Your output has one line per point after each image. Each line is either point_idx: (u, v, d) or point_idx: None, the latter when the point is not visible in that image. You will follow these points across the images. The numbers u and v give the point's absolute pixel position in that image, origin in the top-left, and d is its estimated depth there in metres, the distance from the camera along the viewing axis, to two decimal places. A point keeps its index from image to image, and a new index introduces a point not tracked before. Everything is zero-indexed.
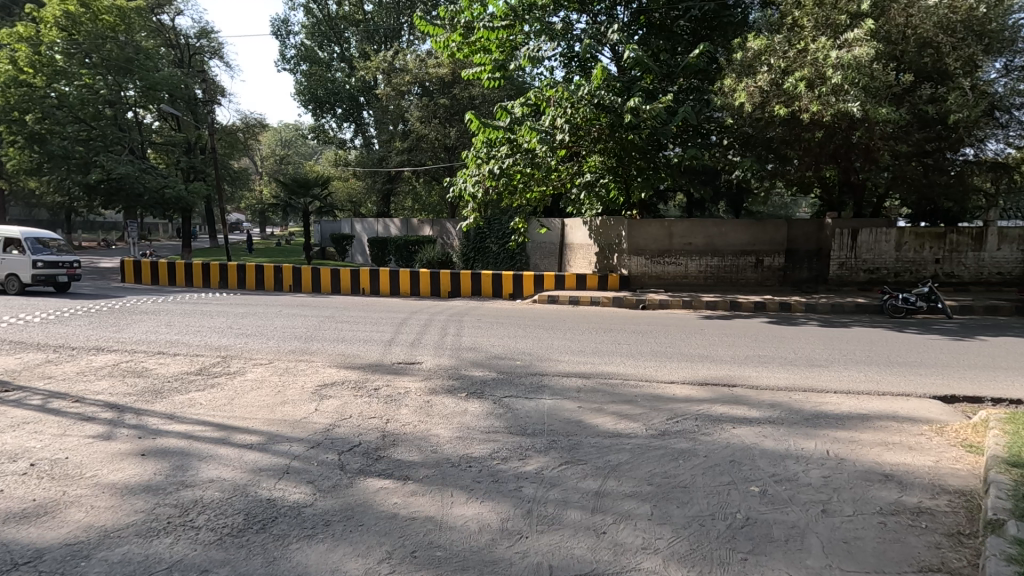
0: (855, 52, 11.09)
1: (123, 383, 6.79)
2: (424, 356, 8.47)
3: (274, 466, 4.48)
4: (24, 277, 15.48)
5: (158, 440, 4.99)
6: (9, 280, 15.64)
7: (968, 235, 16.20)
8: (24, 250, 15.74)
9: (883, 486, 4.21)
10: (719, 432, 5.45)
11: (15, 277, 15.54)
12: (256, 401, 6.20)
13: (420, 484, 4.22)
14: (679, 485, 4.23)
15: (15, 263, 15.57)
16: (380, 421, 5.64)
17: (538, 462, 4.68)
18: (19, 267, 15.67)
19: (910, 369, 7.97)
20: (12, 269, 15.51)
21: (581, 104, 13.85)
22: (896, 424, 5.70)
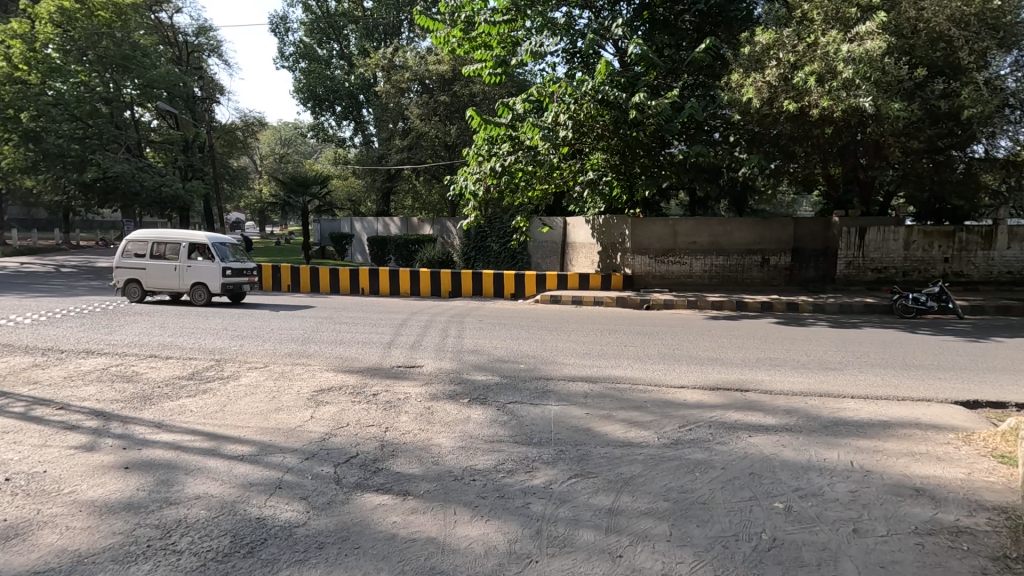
0: (866, 45, 10.83)
1: (111, 389, 6.51)
2: (425, 359, 8.19)
3: (266, 479, 4.21)
4: (211, 286, 13.70)
5: (143, 451, 4.72)
6: (194, 290, 13.86)
7: (978, 233, 15.92)
8: (210, 257, 13.96)
9: (916, 502, 3.96)
10: (736, 442, 5.19)
11: (201, 286, 13.77)
12: (249, 408, 5.93)
13: (422, 501, 3.96)
14: (698, 501, 3.96)
15: (202, 271, 13.77)
16: (379, 430, 5.37)
17: (546, 475, 4.41)
18: (205, 274, 13.88)
19: (928, 372, 7.70)
20: (199, 277, 13.74)
21: (585, 100, 13.58)
22: (920, 432, 5.44)
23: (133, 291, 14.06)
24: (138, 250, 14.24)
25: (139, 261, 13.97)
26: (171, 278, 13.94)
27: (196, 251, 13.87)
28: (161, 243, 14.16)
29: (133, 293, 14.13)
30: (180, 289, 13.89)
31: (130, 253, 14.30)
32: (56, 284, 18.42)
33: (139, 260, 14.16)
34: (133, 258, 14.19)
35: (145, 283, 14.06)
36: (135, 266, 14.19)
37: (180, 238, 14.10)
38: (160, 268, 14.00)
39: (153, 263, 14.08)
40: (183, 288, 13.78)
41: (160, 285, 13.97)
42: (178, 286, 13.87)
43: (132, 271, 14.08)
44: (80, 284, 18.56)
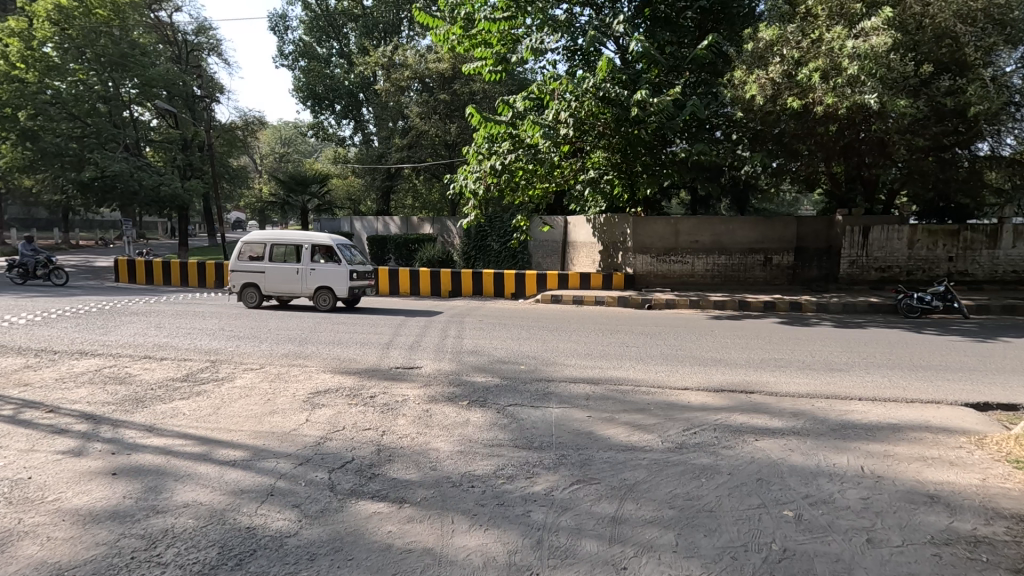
0: (872, 41, 10.68)
1: (104, 391, 6.38)
2: (424, 360, 8.05)
3: (258, 486, 4.08)
4: (337, 290, 12.77)
5: (133, 456, 4.58)
6: (319, 294, 12.92)
7: (983, 232, 15.77)
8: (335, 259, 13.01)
9: (931, 510, 3.83)
10: (742, 446, 5.06)
11: (326, 291, 12.85)
12: (243, 411, 5.79)
13: (418, 509, 3.82)
14: (705, 508, 3.82)
15: (327, 274, 12.82)
16: (375, 434, 5.24)
17: (547, 481, 4.27)
18: (330, 278, 12.94)
19: (937, 373, 7.56)
20: (324, 281, 12.81)
21: (586, 97, 13.41)
22: (931, 436, 5.30)
23: (251, 294, 13.14)
24: (255, 252, 13.28)
25: (258, 264, 13.03)
26: (292, 281, 13.02)
27: (318, 252, 12.90)
28: (279, 245, 13.19)
29: (251, 297, 13.21)
30: (304, 293, 12.95)
31: (246, 255, 13.36)
32: (54, 284, 18.28)
33: (256, 262, 13.21)
34: (250, 261, 13.23)
35: (264, 288, 13.13)
36: (252, 268, 13.25)
37: (300, 239, 13.14)
38: (280, 271, 13.05)
39: (273, 266, 13.14)
40: (308, 293, 12.87)
41: (281, 288, 13.03)
42: (301, 291, 12.93)
43: (250, 275, 13.15)
44: (78, 284, 18.44)
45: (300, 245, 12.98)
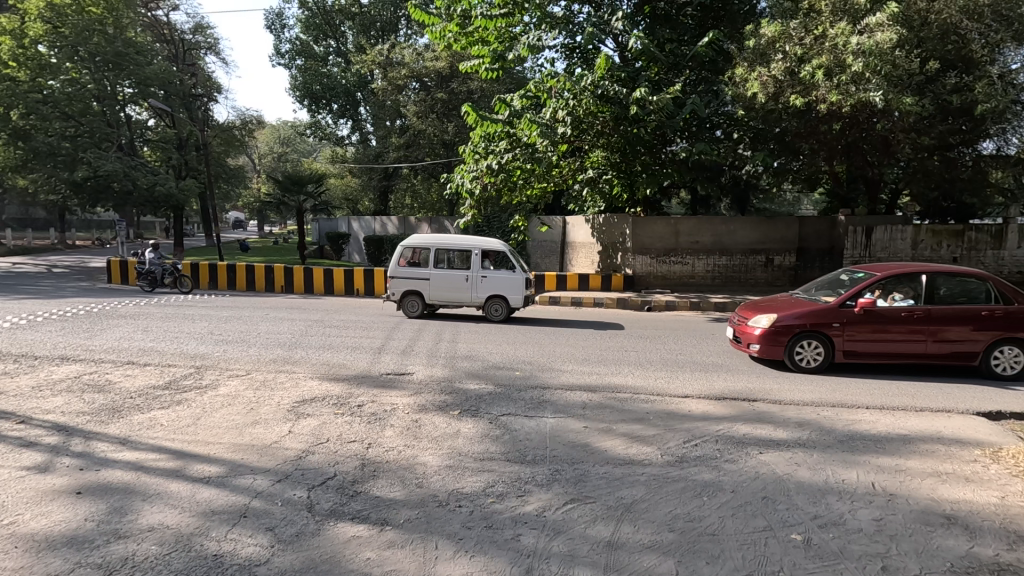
0: (877, 37, 10.44)
1: (80, 400, 6.12)
2: (416, 366, 7.79)
3: (231, 507, 3.83)
4: (511, 300, 11.71)
5: (101, 472, 4.33)
6: (491, 304, 11.84)
7: (988, 232, 15.53)
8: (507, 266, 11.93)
9: (949, 533, 3.58)
10: (745, 459, 4.82)
11: (500, 301, 11.79)
12: (223, 422, 5.54)
13: (401, 532, 3.58)
14: (707, 531, 3.58)
15: (501, 282, 11.76)
16: (360, 446, 5.00)
17: (540, 500, 4.02)
18: (503, 286, 11.87)
19: (946, 379, 7.32)
20: (498, 289, 11.74)
21: (584, 95, 13.14)
22: (943, 448, 5.06)
23: (413, 303, 12.04)
24: (415, 257, 12.16)
25: (422, 270, 11.90)
26: (461, 289, 11.93)
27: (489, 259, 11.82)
28: (445, 250, 12.05)
29: (413, 306, 12.10)
30: (474, 303, 11.86)
31: (405, 261, 12.23)
32: (44, 285, 18.00)
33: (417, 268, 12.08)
34: (410, 267, 12.07)
35: (427, 297, 11.99)
36: (413, 275, 12.12)
37: (468, 244, 12.02)
38: (447, 278, 11.92)
39: (438, 273, 11.98)
40: (479, 302, 11.81)
41: (448, 297, 11.93)
42: (471, 300, 11.86)
43: (413, 282, 12.00)
44: (70, 285, 18.16)
45: (469, 250, 11.85)
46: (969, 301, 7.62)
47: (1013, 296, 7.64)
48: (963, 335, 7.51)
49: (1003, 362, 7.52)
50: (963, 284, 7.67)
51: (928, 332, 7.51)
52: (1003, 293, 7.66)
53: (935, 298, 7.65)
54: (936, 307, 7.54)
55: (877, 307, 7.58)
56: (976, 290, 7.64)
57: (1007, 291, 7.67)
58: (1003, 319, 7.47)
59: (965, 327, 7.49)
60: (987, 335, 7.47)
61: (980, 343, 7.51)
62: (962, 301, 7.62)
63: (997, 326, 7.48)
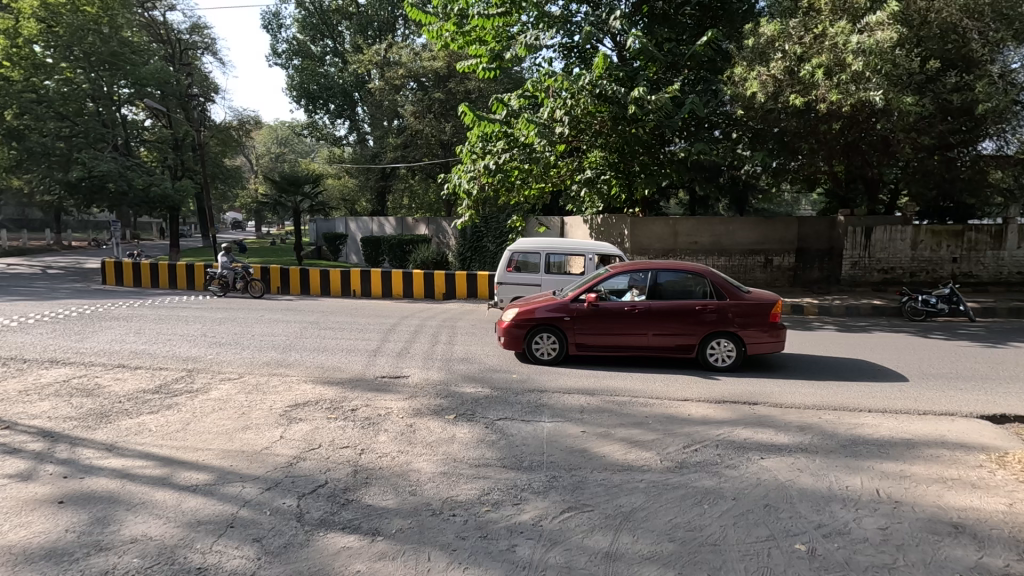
0: (877, 36, 10.35)
1: (68, 405, 6.00)
2: (411, 369, 7.67)
3: (218, 516, 3.72)
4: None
5: (85, 481, 4.21)
6: None
7: (987, 233, 15.45)
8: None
9: (957, 542, 3.48)
10: (746, 465, 4.71)
11: None
12: (214, 427, 5.42)
13: (393, 543, 3.47)
14: (707, 541, 3.48)
15: None
16: (353, 452, 4.88)
17: (536, 509, 3.92)
18: None
19: (948, 382, 7.21)
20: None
21: (582, 95, 13.02)
22: (948, 453, 4.96)
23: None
24: (524, 262, 11.49)
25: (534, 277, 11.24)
26: None
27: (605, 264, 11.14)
28: (557, 254, 11.33)
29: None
30: None
31: (511, 266, 11.54)
32: (38, 287, 17.83)
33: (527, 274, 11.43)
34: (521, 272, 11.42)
35: None
36: (522, 280, 11.47)
37: (581, 248, 11.29)
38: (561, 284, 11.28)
39: (550, 279, 11.34)
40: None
41: None
42: None
43: (523, 289, 11.40)
44: (64, 286, 18.01)
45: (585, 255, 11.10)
46: (684, 297, 7.77)
47: (729, 293, 7.71)
48: (678, 330, 7.67)
49: (716, 355, 7.68)
50: (680, 280, 7.84)
51: (645, 326, 7.68)
52: (721, 290, 7.75)
53: (658, 293, 7.81)
54: (655, 302, 7.70)
55: (600, 300, 7.79)
56: (692, 286, 7.79)
57: (725, 286, 7.80)
58: (718, 314, 7.60)
59: (680, 322, 7.64)
60: (703, 329, 7.62)
61: (695, 337, 7.66)
62: (678, 298, 7.76)
63: (708, 321, 7.61)
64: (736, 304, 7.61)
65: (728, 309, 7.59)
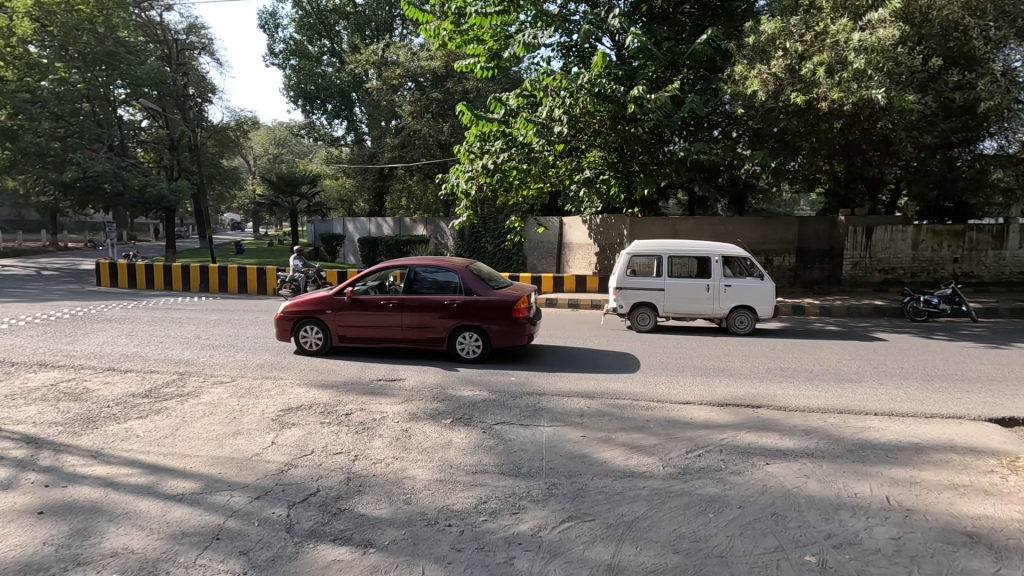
0: (879, 33, 10.26)
1: (54, 410, 5.86)
2: (407, 372, 7.52)
3: (203, 528, 3.58)
4: (761, 311, 10.49)
5: (67, 490, 4.08)
6: (737, 317, 10.60)
7: (989, 232, 15.34)
8: (753, 273, 10.61)
9: (973, 554, 3.34)
10: (751, 471, 4.58)
11: (747, 313, 10.55)
12: (203, 432, 5.28)
13: (385, 555, 3.33)
14: (713, 553, 3.35)
15: (747, 291, 10.50)
16: (347, 459, 4.74)
17: (534, 518, 3.78)
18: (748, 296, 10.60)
19: (954, 383, 7.08)
20: (748, 300, 10.48)
21: (581, 93, 12.87)
22: (958, 458, 4.82)
23: (645, 317, 10.80)
24: (643, 266, 10.85)
25: (656, 280, 10.68)
26: (699, 300, 10.68)
27: (732, 265, 10.57)
28: (679, 257, 10.76)
29: (643, 320, 10.88)
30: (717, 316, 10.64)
31: (629, 269, 10.90)
32: (33, 288, 17.69)
33: (649, 278, 10.79)
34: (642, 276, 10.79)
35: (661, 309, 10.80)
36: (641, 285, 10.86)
37: (704, 249, 10.72)
38: (684, 288, 10.68)
39: (673, 282, 10.73)
40: (728, 315, 10.55)
41: (686, 309, 10.72)
42: (714, 313, 10.62)
43: (645, 294, 10.73)
44: (58, 288, 17.85)
45: (709, 257, 10.67)
46: (436, 292, 8.14)
47: (477, 289, 8.06)
48: (431, 323, 8.05)
49: (465, 347, 8.04)
50: (437, 277, 8.20)
51: (399, 320, 8.10)
52: (469, 286, 8.10)
53: (412, 288, 8.22)
54: (407, 297, 8.11)
55: (360, 296, 8.24)
56: (445, 282, 8.15)
57: (475, 282, 8.13)
58: (462, 308, 7.95)
59: (430, 315, 8.02)
60: (452, 322, 7.99)
61: (444, 329, 8.03)
62: (432, 293, 8.14)
63: (455, 316, 7.97)
64: (477, 301, 7.96)
65: (471, 304, 7.94)
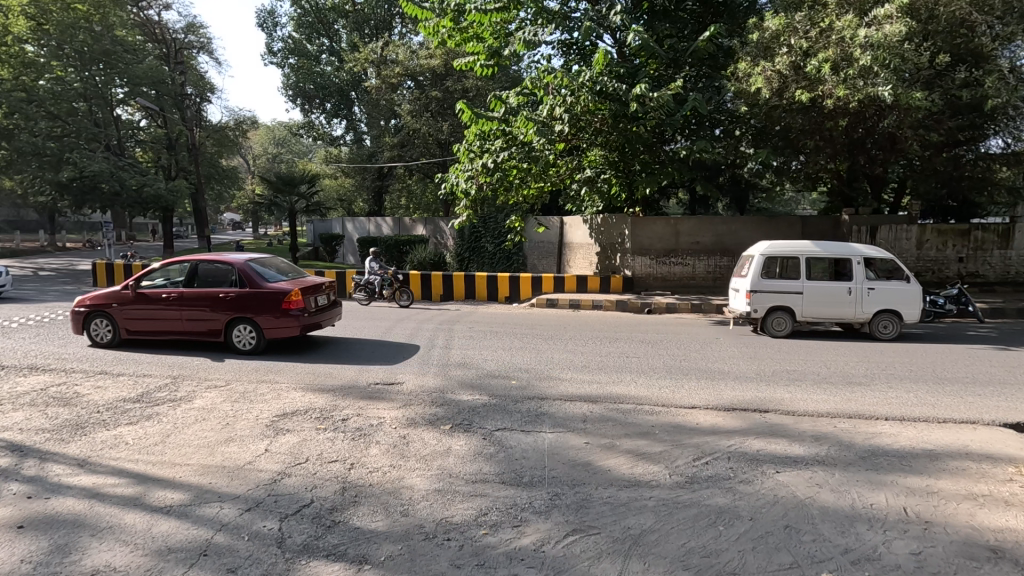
0: (885, 30, 10.10)
1: (42, 416, 5.70)
2: (406, 375, 7.36)
3: (191, 543, 3.43)
4: (907, 315, 10.03)
5: (51, 502, 3.93)
6: (880, 321, 10.10)
7: (995, 232, 15.18)
8: (897, 275, 10.17)
9: (998, 571, 3.19)
10: (761, 479, 4.42)
11: (892, 317, 10.06)
12: (195, 439, 5.12)
13: (381, 572, 3.18)
14: (725, 569, 3.19)
15: (892, 293, 10.04)
16: (342, 467, 4.59)
17: (537, 531, 3.63)
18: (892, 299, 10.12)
19: (965, 386, 6.93)
20: (893, 303, 9.99)
21: (582, 91, 12.65)
22: (974, 465, 4.67)
23: (782, 321, 10.31)
24: (780, 267, 10.30)
25: (796, 282, 10.16)
26: (841, 303, 10.18)
27: (875, 267, 10.12)
28: (819, 257, 10.27)
29: (778, 324, 10.40)
30: (860, 320, 10.13)
31: (763, 270, 10.37)
32: (28, 289, 17.51)
33: (786, 279, 10.27)
34: (779, 278, 10.27)
35: (799, 313, 10.26)
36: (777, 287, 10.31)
37: (846, 250, 10.24)
38: (825, 290, 10.18)
39: (813, 284, 10.23)
40: (874, 319, 10.04)
41: (826, 312, 10.21)
42: (857, 317, 10.12)
43: (783, 297, 10.20)
44: (54, 289, 17.68)
45: (851, 259, 10.18)
46: (214, 285, 8.43)
47: (250, 282, 8.35)
48: (205, 315, 8.34)
49: (240, 338, 8.34)
50: (215, 270, 8.51)
51: (176, 312, 8.39)
52: (244, 279, 8.39)
53: (193, 281, 8.52)
54: (186, 290, 8.41)
55: (143, 289, 8.55)
56: (223, 276, 8.45)
57: (251, 275, 8.40)
58: (234, 300, 8.25)
59: (205, 308, 8.32)
60: (225, 314, 8.28)
61: (219, 321, 8.32)
62: (210, 285, 8.44)
63: (229, 307, 8.27)
64: (251, 292, 8.25)
65: (244, 296, 8.23)
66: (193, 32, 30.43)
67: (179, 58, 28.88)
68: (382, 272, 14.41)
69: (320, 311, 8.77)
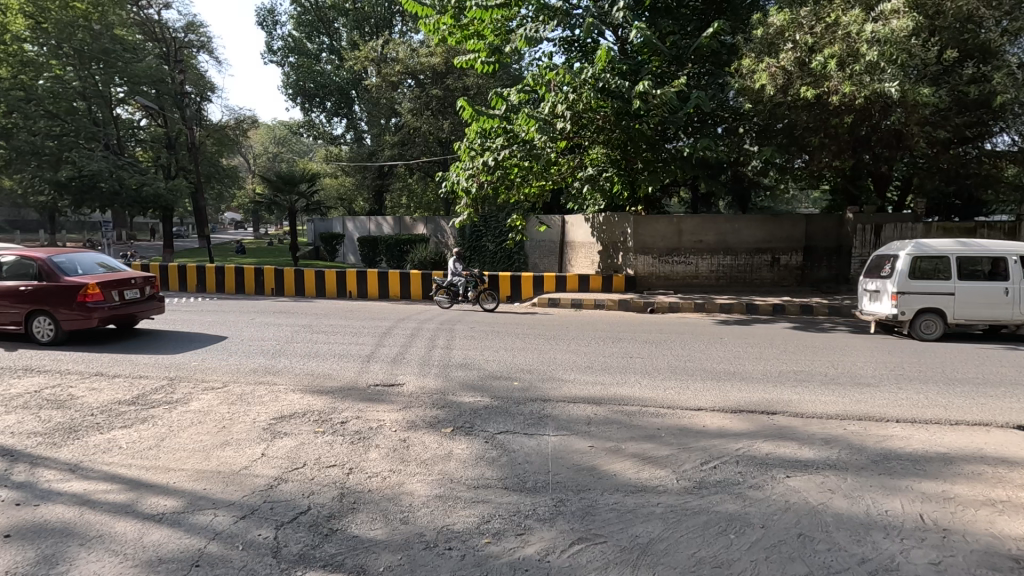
0: (892, 24, 9.97)
1: (34, 419, 5.58)
2: (406, 376, 7.24)
3: (183, 553, 3.31)
4: None
5: (39, 509, 3.81)
6: None
7: (1001, 229, 15.04)
8: None
9: None
10: (772, 484, 4.29)
11: None
12: (189, 443, 4.99)
13: None
14: None
15: None
16: (341, 472, 4.46)
17: (542, 540, 3.50)
18: None
19: (976, 387, 6.79)
20: None
21: (585, 89, 12.46)
22: (991, 469, 4.54)
23: (933, 324, 10.03)
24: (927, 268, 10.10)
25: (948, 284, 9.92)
26: (996, 304, 9.88)
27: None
28: (971, 257, 10.00)
29: (926, 327, 10.15)
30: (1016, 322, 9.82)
31: (912, 271, 10.14)
32: None
33: (938, 280, 10.02)
34: (929, 279, 10.02)
35: (951, 315, 9.99)
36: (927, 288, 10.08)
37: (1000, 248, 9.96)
38: (980, 291, 9.90)
39: (965, 285, 9.96)
40: None
41: (981, 313, 9.92)
42: (1013, 318, 9.80)
43: (935, 298, 9.95)
44: None
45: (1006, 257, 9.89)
46: (15, 281, 8.81)
47: (48, 276, 8.72)
48: (6, 310, 8.72)
49: (39, 330, 8.67)
50: (21, 266, 8.89)
51: None
52: (44, 273, 8.76)
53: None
54: None
55: None
56: (25, 270, 8.83)
57: (52, 270, 8.77)
58: (34, 294, 8.59)
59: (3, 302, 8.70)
60: (25, 307, 8.64)
61: (18, 315, 8.69)
62: (13, 280, 8.83)
63: (31, 300, 8.62)
64: (48, 286, 8.60)
65: (41, 290, 8.57)
66: (193, 30, 30.30)
67: (179, 56, 28.75)
68: (464, 277, 13.49)
69: (127, 305, 9.18)
